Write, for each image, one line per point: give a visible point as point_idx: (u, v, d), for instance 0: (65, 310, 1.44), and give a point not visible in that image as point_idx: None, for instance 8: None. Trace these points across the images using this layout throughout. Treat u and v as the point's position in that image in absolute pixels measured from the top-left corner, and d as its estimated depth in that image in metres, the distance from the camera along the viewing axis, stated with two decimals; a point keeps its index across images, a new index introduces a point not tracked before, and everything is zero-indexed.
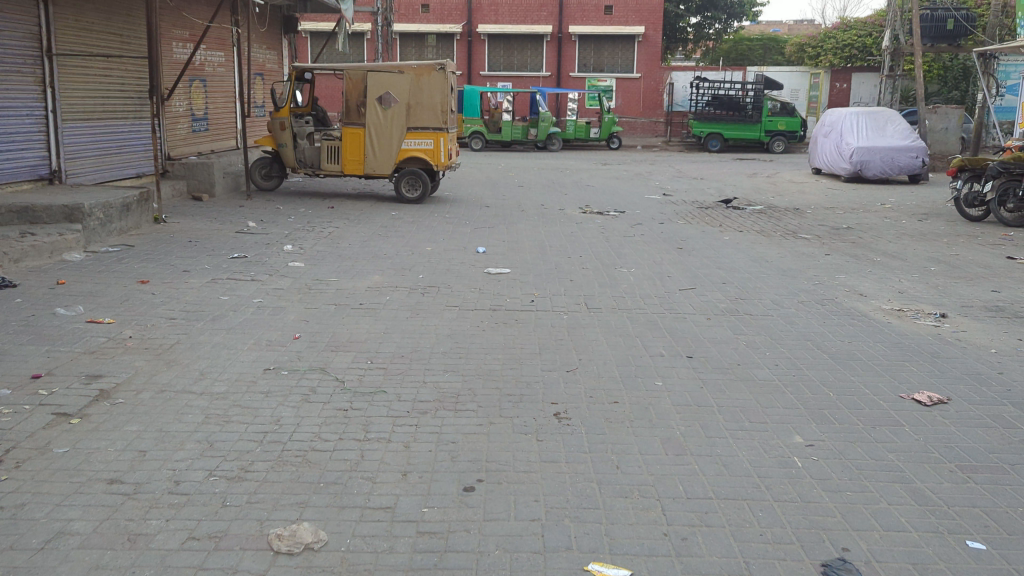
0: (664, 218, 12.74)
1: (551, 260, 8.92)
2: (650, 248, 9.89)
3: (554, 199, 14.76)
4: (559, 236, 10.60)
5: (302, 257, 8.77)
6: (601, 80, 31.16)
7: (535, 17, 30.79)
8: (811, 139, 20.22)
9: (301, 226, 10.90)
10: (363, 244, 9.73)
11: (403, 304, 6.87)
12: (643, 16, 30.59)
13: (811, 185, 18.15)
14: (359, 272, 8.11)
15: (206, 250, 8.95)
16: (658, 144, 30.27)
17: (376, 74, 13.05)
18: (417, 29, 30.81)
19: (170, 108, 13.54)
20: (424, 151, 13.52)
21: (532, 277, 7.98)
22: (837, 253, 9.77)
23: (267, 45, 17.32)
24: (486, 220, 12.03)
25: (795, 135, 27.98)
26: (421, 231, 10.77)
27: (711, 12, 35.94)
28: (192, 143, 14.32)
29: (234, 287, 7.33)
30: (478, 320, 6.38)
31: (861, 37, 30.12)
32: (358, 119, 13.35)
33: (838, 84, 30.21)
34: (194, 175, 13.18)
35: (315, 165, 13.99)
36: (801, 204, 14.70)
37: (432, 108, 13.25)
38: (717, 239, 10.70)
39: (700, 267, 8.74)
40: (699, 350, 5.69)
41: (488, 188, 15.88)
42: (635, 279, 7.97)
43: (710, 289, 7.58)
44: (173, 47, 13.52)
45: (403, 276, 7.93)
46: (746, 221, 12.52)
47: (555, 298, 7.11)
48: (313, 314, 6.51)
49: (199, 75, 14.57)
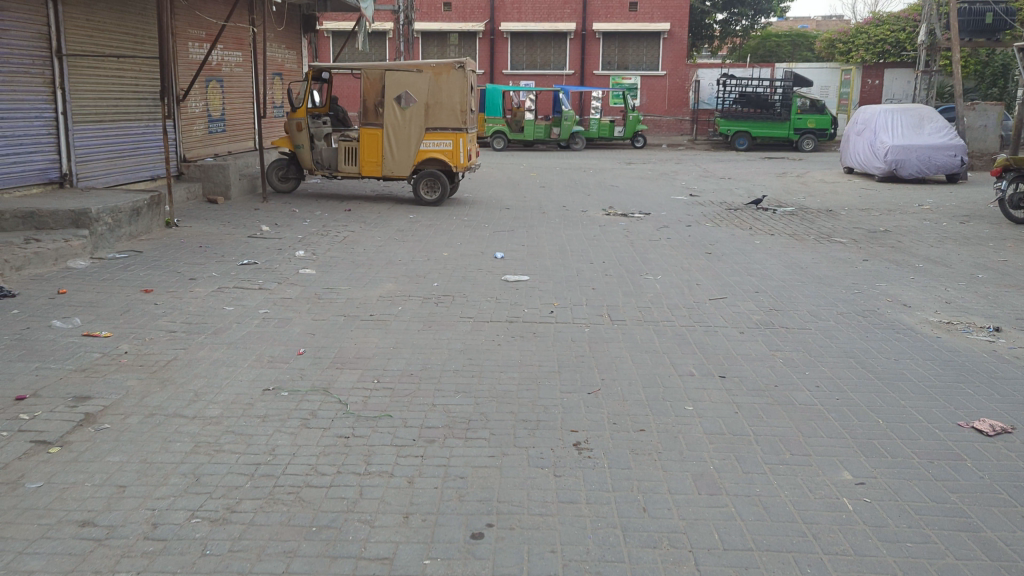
0: (691, 220, 12.29)
1: (574, 266, 8.53)
2: (677, 253, 9.46)
3: (577, 200, 14.36)
4: (582, 240, 10.20)
5: (315, 263, 8.44)
6: (626, 78, 30.66)
7: (559, 14, 30.39)
8: (843, 137, 19.62)
9: (316, 230, 10.59)
10: (378, 249, 9.39)
11: (416, 315, 6.51)
12: (668, 13, 30.04)
13: (843, 185, 17.58)
14: (372, 280, 7.76)
15: (216, 256, 8.65)
16: (683, 143, 29.73)
17: (394, 74, 12.73)
18: (439, 28, 30.49)
19: (186, 109, 13.30)
20: (442, 153, 13.14)
21: (553, 285, 7.59)
22: (875, 258, 9.29)
23: (286, 44, 17.08)
24: (507, 223, 11.65)
25: (825, 133, 27.35)
26: (439, 235, 10.42)
27: (738, 8, 35.28)
28: (208, 144, 14.07)
29: (240, 296, 7.00)
30: (495, 333, 6.00)
31: (895, 32, 29.24)
32: (375, 120, 13.04)
33: (870, 81, 29.57)
34: (209, 177, 12.94)
35: (332, 166, 13.70)
36: (834, 205, 14.17)
37: (451, 108, 12.88)
38: (747, 243, 10.25)
39: (731, 273, 8.30)
40: (733, 369, 5.26)
41: (510, 190, 15.51)
42: (662, 287, 7.55)
43: (742, 299, 7.15)
44: (189, 46, 13.29)
45: (418, 284, 7.58)
46: (777, 223, 12.05)
47: (577, 308, 6.72)
48: (321, 326, 6.16)
49: (216, 75, 14.33)
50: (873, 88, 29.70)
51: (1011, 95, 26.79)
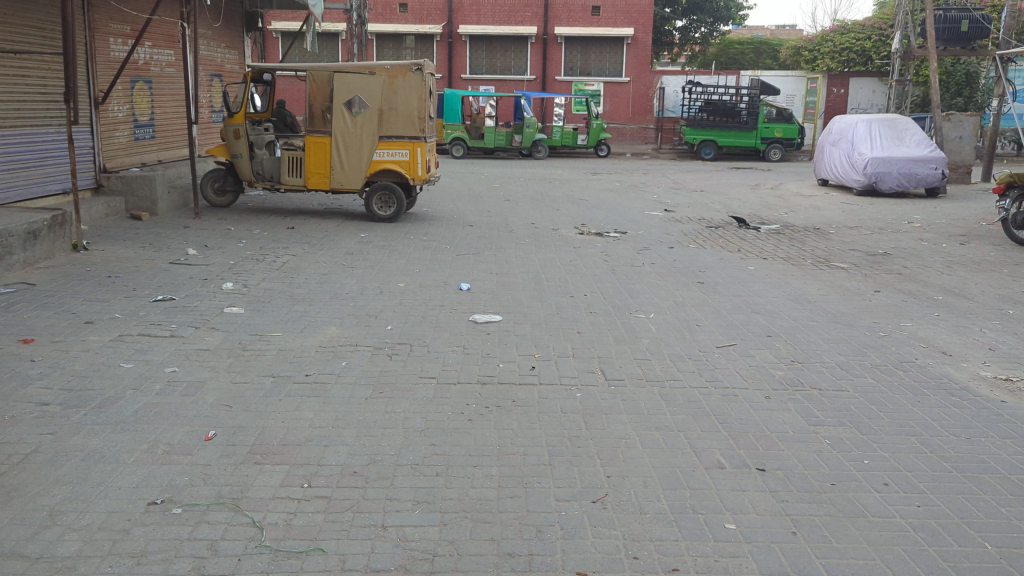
0: (672, 240, 11.20)
1: (551, 301, 7.32)
2: (666, 282, 8.33)
3: (545, 216, 13.16)
4: (556, 267, 9.00)
5: (245, 299, 7.11)
6: (588, 85, 29.53)
7: (519, 17, 29.28)
8: (818, 148, 18.81)
9: (251, 254, 9.24)
10: (321, 278, 8.07)
11: (364, 375, 5.23)
12: (632, 18, 29.06)
13: (822, 199, 16.72)
14: (312, 322, 6.46)
15: (126, 289, 7.27)
16: (648, 152, 28.81)
17: (343, 76, 11.45)
18: (395, 30, 29.18)
19: (107, 113, 11.83)
20: (397, 163, 11.85)
21: (530, 328, 6.37)
22: (888, 289, 8.24)
23: (225, 43, 15.69)
24: (470, 243, 10.41)
25: (792, 143, 26.68)
26: (394, 260, 9.14)
27: (697, 15, 34.58)
28: (134, 153, 12.60)
29: (144, 347, 5.65)
30: (466, 403, 4.74)
31: (860, 41, 28.61)
32: (323, 127, 11.72)
33: (835, 90, 29.04)
34: (133, 190, 11.50)
35: (274, 177, 12.32)
36: (820, 222, 13.24)
37: (407, 115, 11.62)
38: (740, 269, 9.16)
39: (731, 310, 7.19)
40: (772, 457, 4.08)
41: (472, 204, 14.28)
42: (659, 331, 6.39)
43: (756, 347, 6.01)
44: (110, 43, 11.85)
45: (368, 328, 6.29)
46: (765, 244, 11.00)
47: (563, 363, 5.50)
48: (242, 394, 4.85)
49: (144, 75, 12.89)
50: (839, 98, 29.18)
51: (976, 106, 26.24)
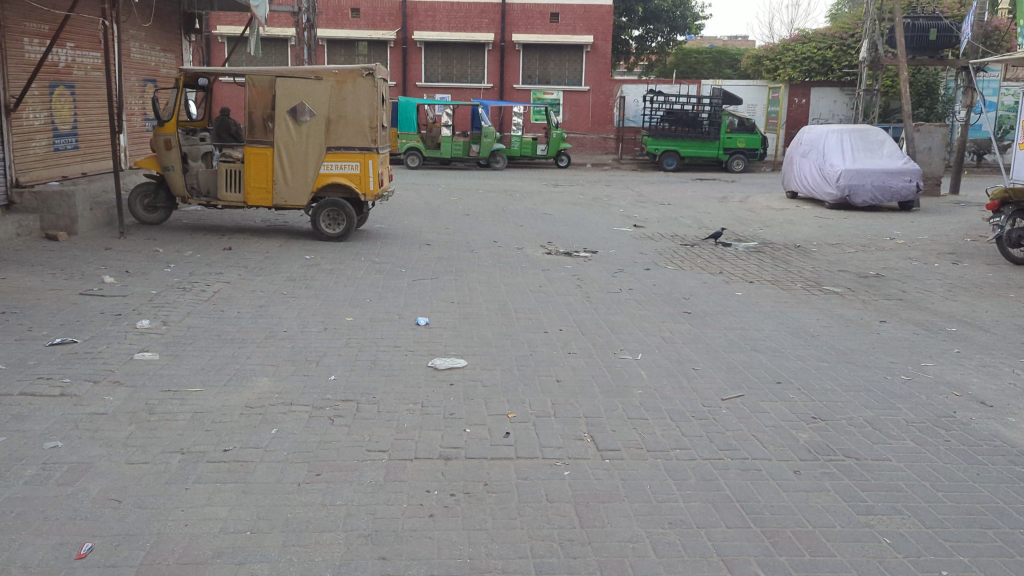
0: (648, 260, 10.33)
1: (523, 339, 6.35)
2: (649, 313, 7.43)
3: (509, 233, 12.21)
4: (525, 293, 8.05)
5: (162, 341, 6.01)
6: (547, 93, 28.75)
7: (475, 24, 28.40)
8: (787, 159, 18.24)
9: (179, 281, 8.12)
10: (257, 312, 7.00)
11: (299, 448, 4.20)
12: (591, 25, 28.36)
13: (794, 213, 16.06)
14: (240, 372, 5.40)
15: (20, 330, 6.12)
16: (609, 163, 28.08)
17: (287, 81, 10.40)
18: (347, 36, 28.08)
19: (21, 121, 10.57)
20: (347, 177, 10.77)
21: (500, 377, 5.40)
22: (894, 318, 7.45)
23: (160, 46, 14.49)
24: (428, 265, 9.41)
25: (755, 153, 26.07)
26: (342, 287, 8.09)
27: (654, 25, 34.06)
28: (53, 166, 11.34)
29: (22, 413, 4.53)
30: (425, 490, 3.76)
31: (822, 50, 28.31)
32: (264, 137, 10.63)
33: (797, 99, 28.49)
34: (49, 208, 10.26)
35: (211, 192, 11.15)
36: (798, 238, 12.53)
37: (358, 124, 10.56)
38: (727, 295, 8.31)
39: (728, 348, 6.30)
40: (825, 568, 3.18)
41: (430, 219, 13.26)
42: (653, 378, 5.47)
43: (766, 399, 5.13)
44: (26, 43, 10.62)
45: (308, 380, 5.26)
46: (747, 265, 10.19)
47: (543, 426, 4.53)
48: (140, 481, 3.78)
49: (65, 79, 11.66)
50: (800, 107, 28.66)
51: (938, 116, 26.06)
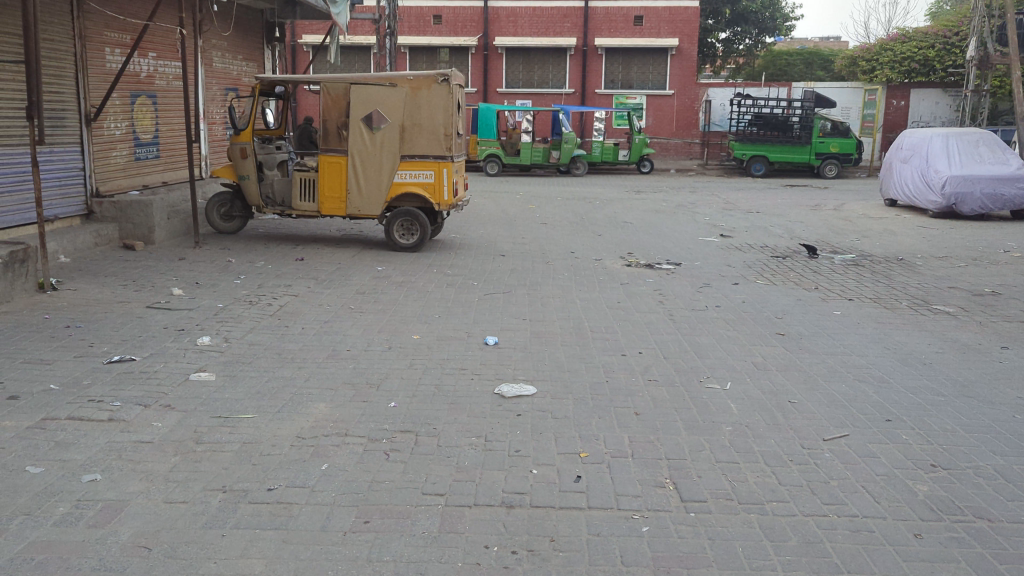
0: (736, 274, 9.69)
1: (599, 363, 5.86)
2: (738, 334, 6.84)
3: (588, 243, 11.73)
4: (602, 310, 7.54)
5: (220, 360, 5.76)
6: (630, 98, 28.03)
7: (557, 28, 27.97)
8: (886, 164, 17.18)
9: (247, 293, 7.94)
10: (322, 328, 6.72)
11: (349, 488, 3.82)
12: (676, 27, 27.57)
13: (894, 222, 15.05)
14: (297, 397, 5.09)
15: (82, 346, 5.99)
16: (694, 169, 27.24)
17: (361, 88, 10.17)
18: (429, 42, 28.06)
19: (102, 131, 10.66)
20: (421, 186, 10.46)
21: (573, 408, 4.92)
22: (1018, 345, 6.63)
23: (242, 55, 14.57)
24: (501, 278, 9.00)
25: (849, 158, 24.82)
26: (411, 302, 7.76)
27: (741, 27, 32.98)
28: (134, 175, 11.43)
29: (67, 440, 4.30)
30: (484, 546, 3.32)
31: (922, 50, 26.36)
32: (338, 145, 10.40)
33: (895, 101, 27.31)
34: (127, 217, 10.31)
35: (286, 201, 11.01)
36: (901, 251, 11.63)
37: (432, 132, 10.27)
38: (825, 315, 7.62)
39: (827, 377, 5.68)
40: None
41: (506, 229, 12.88)
42: (744, 413, 4.91)
43: (877, 441, 4.50)
44: (107, 53, 10.72)
45: (366, 407, 4.91)
46: (844, 280, 9.43)
47: (619, 469, 4.05)
48: (174, 525, 3.46)
49: (146, 89, 11.76)
50: (899, 110, 27.43)
51: None
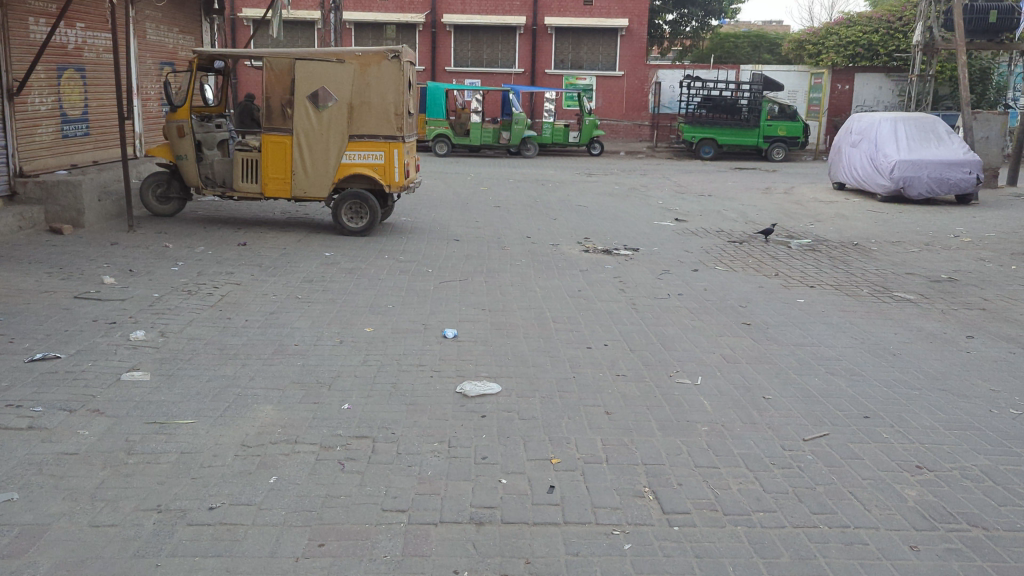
0: (695, 260, 9.51)
1: (564, 357, 5.57)
2: (704, 324, 6.62)
3: (543, 227, 11.43)
4: (563, 299, 7.26)
5: (155, 358, 5.30)
6: (580, 79, 27.90)
7: (506, 6, 27.45)
8: (835, 148, 17.24)
9: (186, 281, 7.45)
10: (267, 320, 6.30)
11: (300, 504, 3.46)
12: (626, 8, 27.34)
13: (845, 206, 15.11)
14: (241, 398, 4.68)
15: (1, 342, 5.47)
16: (644, 151, 27.14)
17: (307, 64, 9.67)
18: (374, 19, 27.30)
19: (26, 107, 9.95)
20: (370, 167, 10.01)
21: (540, 407, 4.62)
22: (983, 333, 6.55)
23: (178, 28, 13.84)
24: (456, 265, 8.65)
25: (796, 142, 24.92)
26: (362, 290, 7.37)
27: (688, 9, 32.90)
28: (61, 153, 10.73)
29: None
30: (453, 571, 3.01)
31: (867, 34, 26.99)
32: (283, 124, 9.88)
33: (840, 86, 27.27)
34: (54, 199, 9.66)
35: (227, 183, 10.46)
36: (855, 235, 11.63)
37: (382, 111, 9.82)
38: (789, 302, 7.46)
39: (799, 370, 5.49)
40: None
41: (459, 212, 12.51)
42: (719, 411, 4.67)
43: (858, 440, 4.30)
44: (31, 23, 9.98)
45: (316, 408, 4.54)
46: (803, 265, 9.31)
47: (594, 477, 3.77)
48: (101, 555, 3.06)
49: (74, 62, 11.03)
50: (843, 94, 27.42)
51: (989, 104, 24.82)
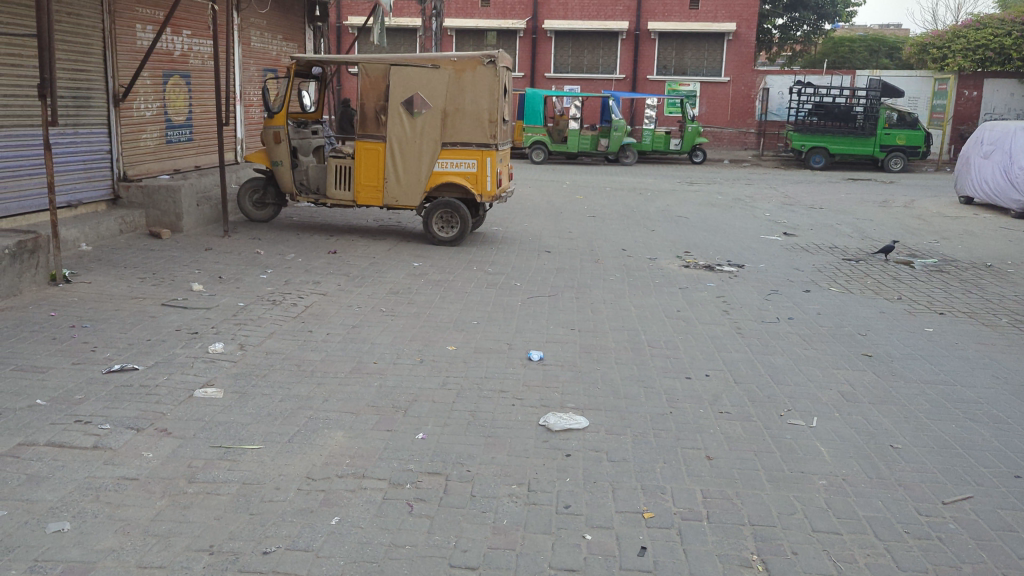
0: (806, 279, 8.82)
1: (660, 389, 5.08)
2: (817, 354, 6.00)
3: (641, 240, 10.91)
4: (660, 320, 6.76)
5: (231, 373, 5.10)
6: (683, 85, 26.95)
7: (609, 12, 26.95)
8: (962, 160, 16.03)
9: (272, 290, 7.31)
10: (349, 335, 6.05)
11: (362, 554, 3.13)
12: (734, 11, 26.43)
13: (972, 222, 13.97)
14: (311, 422, 4.41)
15: (83, 350, 5.39)
16: (749, 159, 26.12)
17: (402, 70, 9.49)
18: (476, 25, 27.26)
19: (131, 112, 10.12)
20: (463, 176, 9.73)
21: (632, 447, 4.18)
22: None
23: (282, 34, 13.98)
24: (548, 279, 8.26)
25: (916, 152, 23.45)
26: (448, 304, 7.06)
27: (799, 13, 31.56)
28: (165, 158, 10.90)
29: (39, 473, 3.67)
30: None
31: (998, 37, 24.96)
32: (376, 131, 9.72)
33: (967, 92, 25.84)
34: (155, 203, 9.79)
35: (321, 189, 10.38)
36: (987, 255, 10.64)
37: (476, 118, 9.53)
38: (914, 331, 6.74)
39: (931, 414, 4.84)
40: None
41: (554, 222, 12.11)
42: (838, 461, 4.11)
43: (1009, 508, 3.67)
44: (137, 30, 10.16)
45: (389, 437, 4.22)
46: (928, 289, 8.50)
47: (693, 538, 3.32)
48: None
49: (180, 68, 11.22)
50: (971, 101, 25.96)
51: None
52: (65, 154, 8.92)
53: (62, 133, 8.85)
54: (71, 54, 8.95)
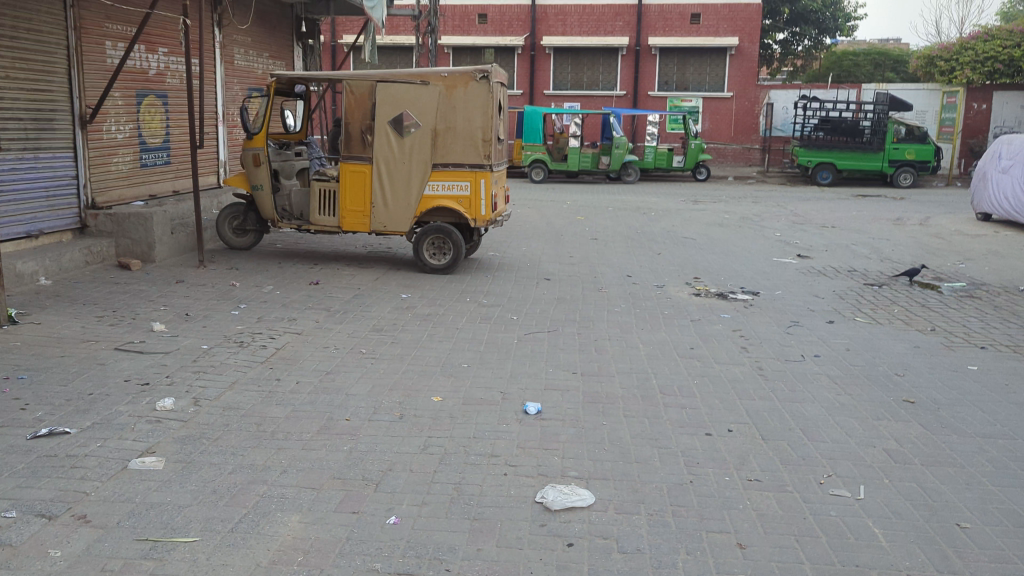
0: (829, 308, 8.12)
1: (678, 450, 4.36)
2: (853, 400, 5.28)
3: (648, 265, 10.22)
4: (672, 360, 6.06)
5: (179, 436, 4.40)
6: (685, 101, 26.41)
7: (609, 27, 26.45)
8: (980, 175, 15.32)
9: (243, 329, 6.61)
10: (322, 383, 5.35)
11: None
12: (736, 25, 25.89)
13: (994, 240, 13.27)
14: (263, 502, 3.68)
15: (13, 408, 4.69)
16: (754, 176, 25.49)
17: (390, 86, 8.83)
18: (473, 42, 26.81)
19: (100, 134, 9.46)
20: (455, 199, 9.05)
21: (648, 533, 3.45)
22: None
23: (268, 53, 13.40)
24: (547, 311, 7.56)
25: (926, 166, 22.76)
26: (436, 343, 6.36)
27: (800, 27, 30.98)
28: (139, 183, 10.24)
29: None
30: None
31: (1007, 49, 24.00)
32: (362, 152, 9.04)
33: (975, 105, 25.29)
34: (125, 231, 9.11)
35: (304, 215, 9.67)
36: (1018, 277, 9.93)
37: (469, 137, 8.87)
38: (957, 370, 6.03)
39: (999, 479, 4.09)
40: None
41: (555, 245, 11.43)
42: (899, 549, 3.38)
43: None
44: (107, 47, 9.54)
45: (355, 522, 3.50)
46: (964, 317, 7.78)
47: None
48: None
49: (156, 88, 10.59)
50: (980, 114, 25.40)
51: None
52: (24, 181, 8.25)
53: (19, 158, 8.19)
54: (30, 72, 8.29)
